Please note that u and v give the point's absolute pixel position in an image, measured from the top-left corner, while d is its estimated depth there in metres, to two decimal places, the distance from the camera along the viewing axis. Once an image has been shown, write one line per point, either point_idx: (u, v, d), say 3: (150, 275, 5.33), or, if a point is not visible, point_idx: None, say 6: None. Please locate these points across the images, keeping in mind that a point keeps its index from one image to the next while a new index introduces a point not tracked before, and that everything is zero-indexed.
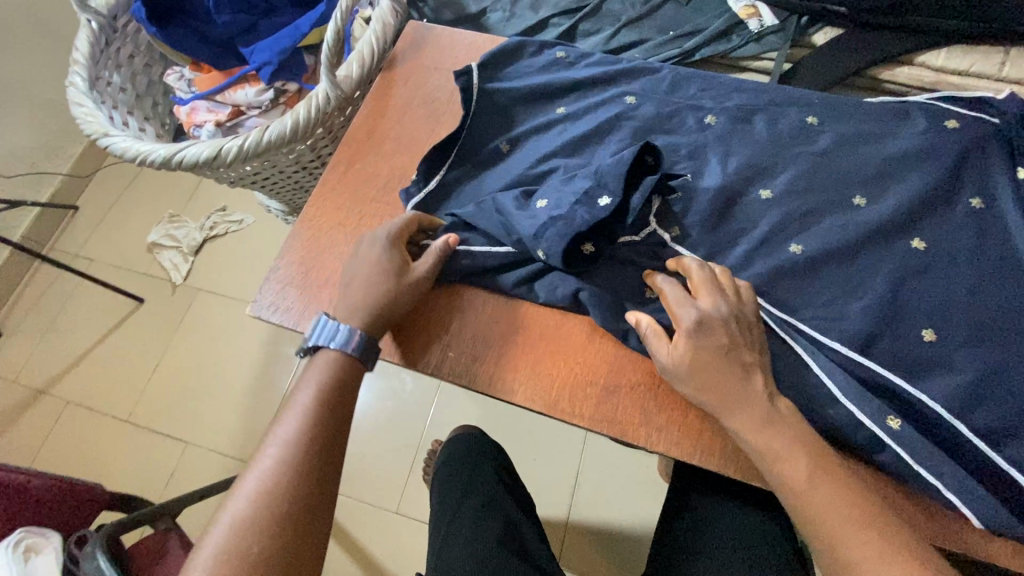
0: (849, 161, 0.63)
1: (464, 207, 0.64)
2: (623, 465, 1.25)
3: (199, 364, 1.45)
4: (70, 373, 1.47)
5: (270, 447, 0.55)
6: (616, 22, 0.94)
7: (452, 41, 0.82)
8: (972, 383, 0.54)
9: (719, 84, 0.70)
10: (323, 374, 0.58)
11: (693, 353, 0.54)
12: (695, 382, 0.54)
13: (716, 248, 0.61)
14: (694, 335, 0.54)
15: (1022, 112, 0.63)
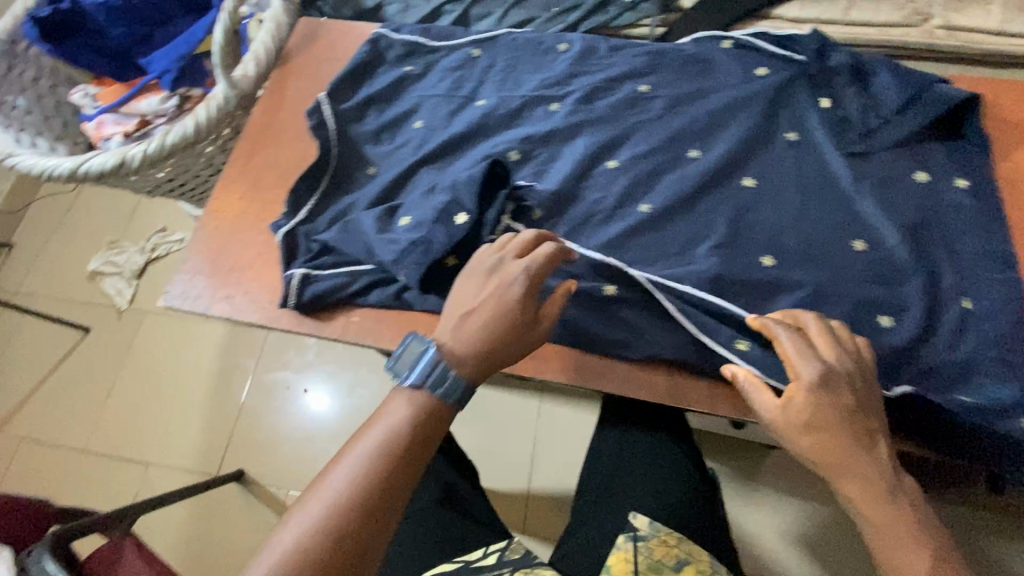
0: (681, 120, 0.72)
1: (328, 230, 0.68)
2: (575, 431, 1.30)
3: (153, 383, 1.45)
4: (22, 409, 1.46)
5: (313, 492, 0.50)
6: (504, 4, 1.00)
7: (343, 32, 0.85)
8: (809, 294, 0.61)
9: (575, 62, 0.78)
10: (362, 459, 0.52)
11: (805, 412, 0.53)
12: (807, 442, 0.53)
13: (578, 214, 0.69)
14: (814, 394, 0.52)
15: (818, 48, 0.72)
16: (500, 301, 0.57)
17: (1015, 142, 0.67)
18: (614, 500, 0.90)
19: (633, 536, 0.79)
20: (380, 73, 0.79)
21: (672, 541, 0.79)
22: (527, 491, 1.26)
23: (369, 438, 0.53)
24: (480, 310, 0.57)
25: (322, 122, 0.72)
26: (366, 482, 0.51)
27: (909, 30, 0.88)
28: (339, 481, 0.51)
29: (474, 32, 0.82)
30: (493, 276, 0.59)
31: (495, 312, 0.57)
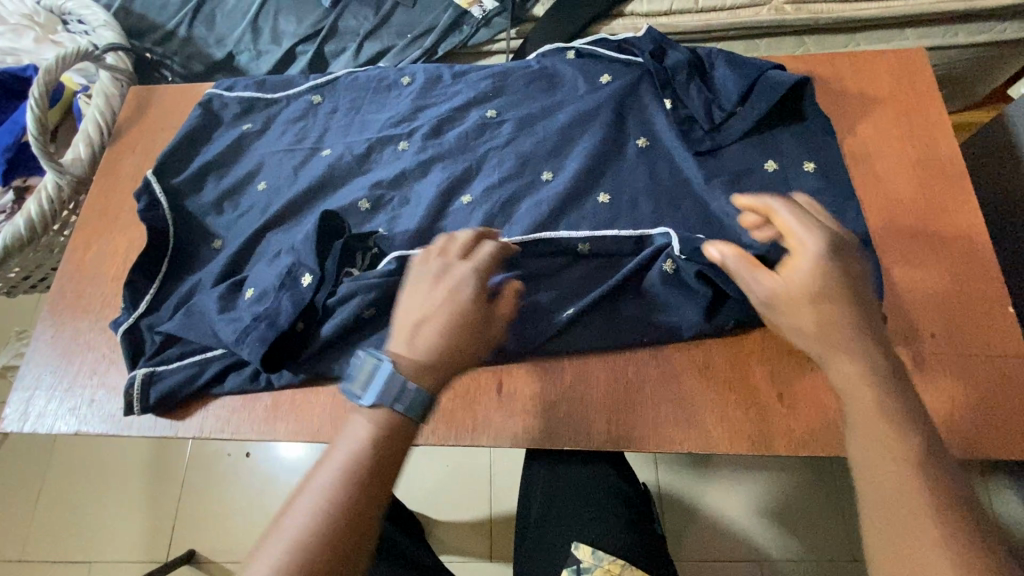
0: (531, 142, 0.70)
1: (172, 319, 0.63)
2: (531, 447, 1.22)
3: (79, 475, 1.23)
4: None
5: (282, 524, 0.42)
6: (356, 37, 0.94)
7: (175, 98, 0.80)
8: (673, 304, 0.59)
9: (421, 95, 0.75)
10: (290, 557, 0.40)
11: (811, 284, 0.45)
12: (814, 321, 0.45)
13: None
14: (821, 263, 0.45)
15: (654, 47, 0.70)
16: (449, 306, 0.49)
17: (861, 115, 0.67)
18: (550, 533, 0.84)
19: (576, 569, 0.78)
20: (218, 135, 0.75)
21: (615, 570, 0.77)
22: (489, 517, 1.16)
23: (295, 526, 0.41)
24: (433, 317, 0.48)
25: (152, 203, 0.68)
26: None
27: (760, 9, 0.87)
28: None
29: (312, 78, 0.77)
30: (443, 276, 0.51)
31: (452, 316, 0.48)
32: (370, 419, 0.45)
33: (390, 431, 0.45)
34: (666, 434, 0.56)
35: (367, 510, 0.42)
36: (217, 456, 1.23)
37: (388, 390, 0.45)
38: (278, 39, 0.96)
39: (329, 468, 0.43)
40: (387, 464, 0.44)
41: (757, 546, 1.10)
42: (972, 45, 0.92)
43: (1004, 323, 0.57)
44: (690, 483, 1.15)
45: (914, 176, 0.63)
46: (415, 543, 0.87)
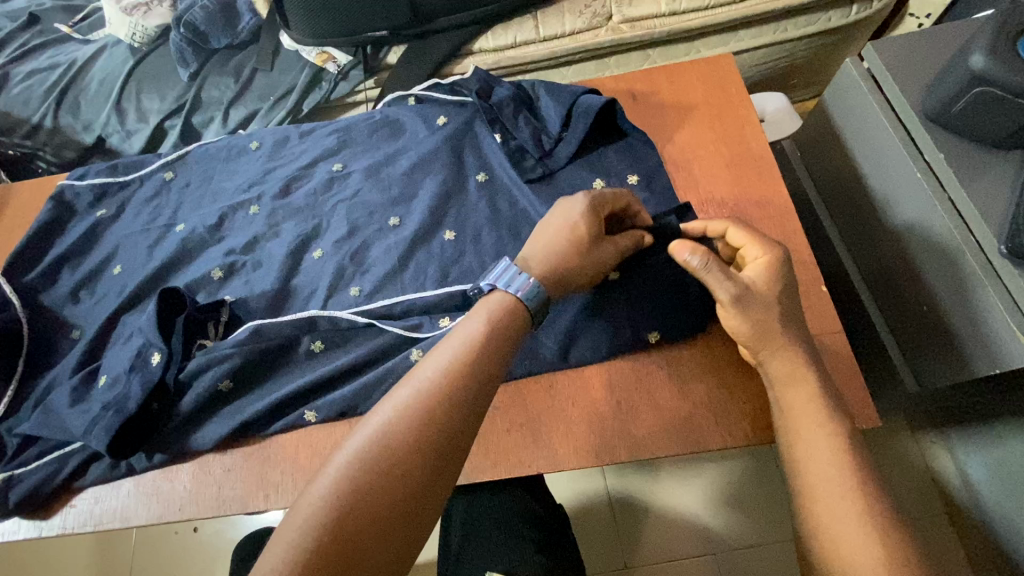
0: (378, 190, 0.73)
1: (29, 419, 0.62)
2: None
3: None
4: None
5: (425, 368, 0.45)
6: (221, 105, 0.96)
7: (29, 192, 0.80)
8: None
9: (272, 157, 0.77)
10: (431, 393, 0.43)
11: (763, 286, 0.51)
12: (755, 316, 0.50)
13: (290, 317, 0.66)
14: (768, 268, 0.51)
15: (480, 85, 0.74)
16: (568, 237, 0.54)
17: (677, 124, 0.71)
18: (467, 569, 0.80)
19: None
20: (74, 225, 0.75)
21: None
22: None
23: (418, 380, 0.44)
24: (545, 240, 0.54)
25: (3, 304, 0.68)
26: (432, 418, 0.42)
27: (596, 32, 0.92)
28: (389, 423, 0.42)
29: (164, 155, 0.79)
30: (562, 206, 0.56)
31: (557, 248, 0.53)
32: (486, 307, 0.49)
33: (502, 316, 0.49)
34: (510, 452, 0.58)
35: (487, 379, 0.45)
36: (166, 533, 1.12)
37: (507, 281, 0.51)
38: (145, 117, 0.97)
39: (452, 341, 0.47)
40: (501, 344, 0.47)
41: (713, 535, 1.03)
42: (807, 35, 0.97)
43: (818, 302, 0.61)
44: (636, 480, 1.09)
45: (729, 177, 0.67)
46: None
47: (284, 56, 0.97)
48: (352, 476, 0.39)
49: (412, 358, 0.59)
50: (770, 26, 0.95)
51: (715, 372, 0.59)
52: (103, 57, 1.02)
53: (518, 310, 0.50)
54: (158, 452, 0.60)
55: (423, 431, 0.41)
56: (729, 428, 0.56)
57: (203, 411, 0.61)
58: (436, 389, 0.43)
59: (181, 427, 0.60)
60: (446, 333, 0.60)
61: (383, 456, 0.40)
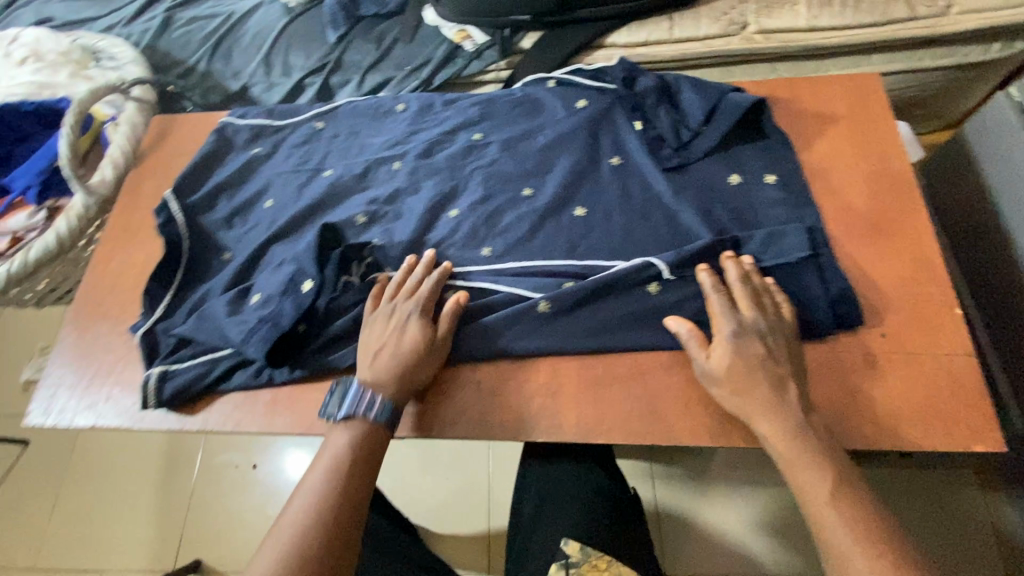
0: (514, 160, 0.75)
1: (185, 322, 0.68)
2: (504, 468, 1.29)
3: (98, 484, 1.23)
4: None
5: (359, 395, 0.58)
6: (359, 70, 1.03)
7: (192, 125, 0.88)
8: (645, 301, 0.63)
9: (415, 120, 0.81)
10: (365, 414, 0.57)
11: (727, 365, 0.56)
12: (733, 395, 0.56)
13: None
14: (733, 345, 0.56)
15: (625, 74, 0.77)
16: (400, 343, 0.61)
17: (817, 134, 0.72)
18: (541, 531, 0.83)
19: (565, 564, 0.77)
20: (230, 158, 0.82)
21: (603, 565, 0.77)
22: (487, 531, 1.23)
23: (292, 520, 0.51)
24: (388, 345, 0.61)
25: (170, 219, 0.74)
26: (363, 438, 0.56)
27: (730, 39, 0.94)
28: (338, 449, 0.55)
29: (317, 106, 0.85)
30: (392, 317, 0.63)
31: (399, 354, 0.60)
32: (342, 433, 0.57)
33: (359, 438, 0.56)
34: (624, 423, 0.60)
35: (354, 494, 0.53)
36: None
37: (359, 402, 0.57)
38: (289, 72, 1.05)
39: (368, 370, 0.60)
40: (363, 459, 0.55)
41: (756, 563, 1.03)
42: (943, 67, 0.96)
43: (954, 326, 0.60)
44: (684, 498, 1.09)
45: (867, 191, 0.68)
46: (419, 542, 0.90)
47: (425, 31, 1.03)
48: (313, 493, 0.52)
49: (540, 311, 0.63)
50: (905, 53, 0.95)
51: (841, 375, 0.59)
52: (258, 13, 1.10)
53: (366, 422, 0.57)
54: (298, 369, 0.65)
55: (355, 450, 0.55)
56: (849, 433, 0.57)
57: (343, 336, 0.66)
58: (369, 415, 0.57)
59: (322, 349, 0.66)
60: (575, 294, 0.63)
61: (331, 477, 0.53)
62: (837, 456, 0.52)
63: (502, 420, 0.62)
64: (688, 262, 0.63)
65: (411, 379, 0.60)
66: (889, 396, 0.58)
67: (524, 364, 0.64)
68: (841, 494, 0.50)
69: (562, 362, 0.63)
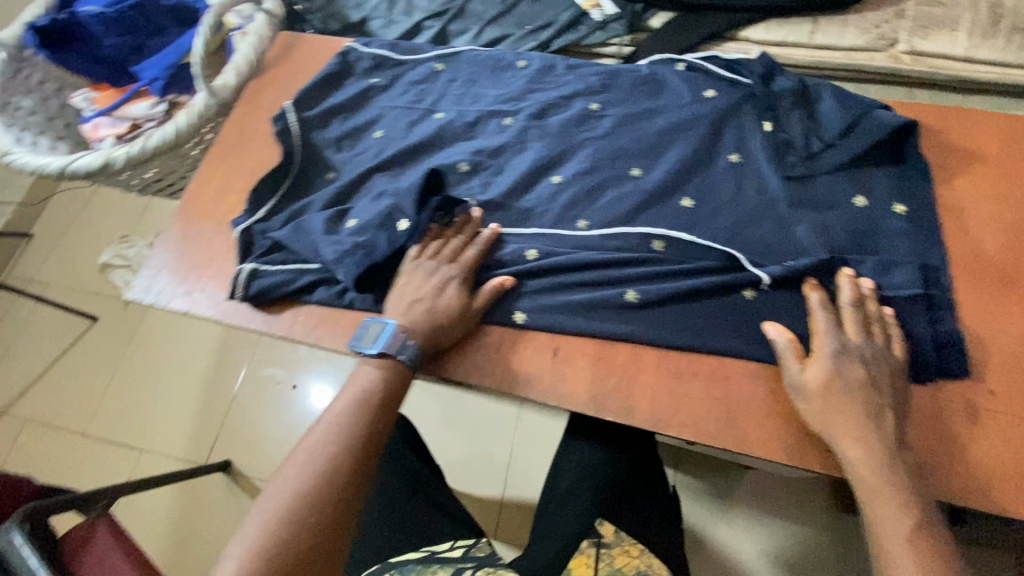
0: (630, 137, 0.73)
1: (282, 229, 0.71)
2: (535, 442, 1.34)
3: (162, 368, 1.62)
4: (50, 387, 1.65)
5: (357, 377, 0.60)
6: (479, 21, 1.02)
7: (315, 46, 0.91)
8: (738, 308, 0.61)
9: (537, 78, 0.79)
10: (368, 393, 0.58)
11: (820, 382, 0.54)
12: (819, 405, 0.54)
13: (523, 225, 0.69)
14: (833, 364, 0.54)
15: (764, 72, 0.73)
16: (434, 299, 0.62)
17: (957, 173, 0.67)
18: (574, 510, 0.83)
19: (597, 543, 0.81)
20: (348, 85, 0.83)
21: (633, 551, 0.80)
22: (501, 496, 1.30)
23: (313, 448, 0.54)
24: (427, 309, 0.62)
25: (285, 130, 0.76)
26: (365, 414, 0.57)
27: (873, 55, 0.88)
28: (340, 427, 0.56)
29: (438, 47, 0.84)
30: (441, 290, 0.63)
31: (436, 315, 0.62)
32: (369, 370, 0.60)
33: (383, 373, 0.59)
34: (690, 413, 0.58)
35: (369, 434, 0.56)
36: (268, 381, 1.55)
37: (392, 343, 0.60)
38: (409, 12, 1.05)
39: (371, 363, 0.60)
40: (385, 400, 0.58)
41: None
42: None
43: None
44: (701, 512, 1.07)
45: (1003, 242, 0.63)
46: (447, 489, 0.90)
47: None
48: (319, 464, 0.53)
49: (627, 297, 0.63)
50: None
51: (937, 422, 0.56)
52: None
53: (394, 362, 0.59)
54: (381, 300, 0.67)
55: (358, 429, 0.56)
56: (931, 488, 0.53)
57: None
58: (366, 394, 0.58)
59: None
60: (666, 286, 0.62)
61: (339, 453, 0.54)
62: (930, 503, 0.49)
63: (571, 389, 0.62)
64: (793, 278, 0.60)
65: (438, 336, 0.62)
66: (986, 460, 0.54)
67: (596, 341, 0.63)
68: (916, 547, 0.47)
69: (634, 350, 0.62)
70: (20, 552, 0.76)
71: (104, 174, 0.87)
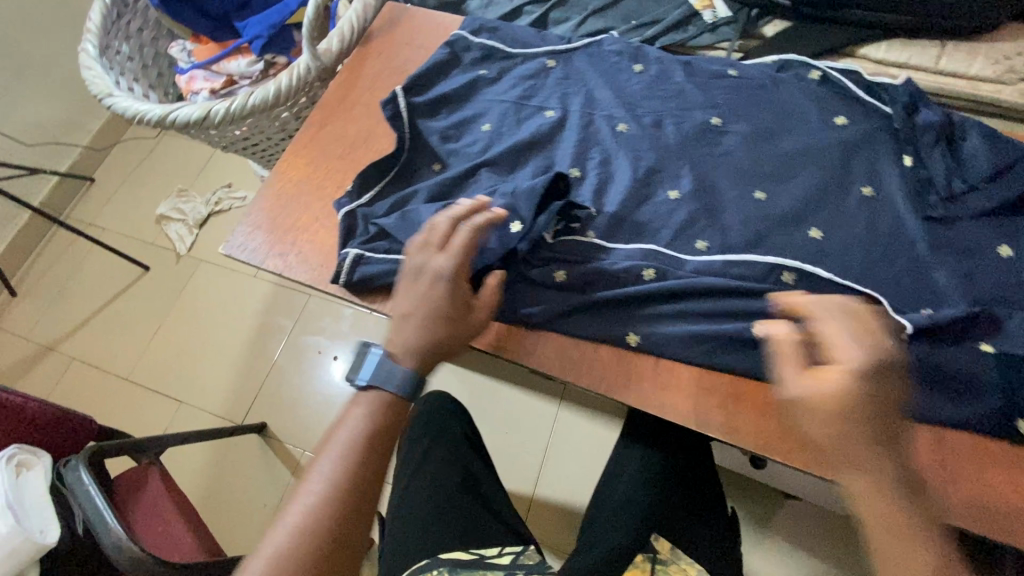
0: (755, 156, 0.70)
1: (388, 216, 0.69)
2: (573, 443, 1.40)
3: (209, 322, 1.63)
4: (96, 329, 1.67)
5: (351, 413, 0.58)
6: (584, 11, 1.00)
7: (424, 22, 0.89)
8: None
9: (657, 83, 0.76)
10: (362, 433, 0.56)
11: (831, 392, 0.46)
12: (806, 439, 0.49)
13: (636, 235, 0.67)
14: (857, 375, 0.45)
15: (910, 100, 0.69)
16: (414, 295, 0.60)
17: None
18: (626, 517, 0.83)
19: (651, 557, 0.79)
20: (456, 74, 0.81)
21: (688, 571, 0.78)
22: (533, 493, 1.37)
23: (310, 492, 0.53)
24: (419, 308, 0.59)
25: (396, 114, 0.75)
26: (362, 456, 0.55)
27: (1002, 87, 0.84)
28: (336, 469, 0.54)
29: (553, 43, 0.82)
30: (422, 275, 0.60)
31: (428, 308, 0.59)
32: (359, 406, 0.57)
33: (377, 407, 0.57)
34: (810, 459, 0.56)
35: (366, 475, 0.55)
36: (310, 351, 1.54)
37: (378, 374, 0.58)
38: None
39: (367, 398, 0.58)
40: (380, 439, 0.56)
41: None
42: None
43: None
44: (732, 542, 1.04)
45: None
46: (497, 487, 0.93)
47: None
48: (311, 510, 0.52)
49: (755, 332, 0.59)
50: None
51: None
52: None
53: (392, 397, 0.58)
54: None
55: (353, 470, 0.54)
56: None
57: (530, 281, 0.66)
58: (360, 435, 0.56)
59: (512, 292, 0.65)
60: None
61: (336, 499, 0.53)
62: None
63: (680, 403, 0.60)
64: (936, 330, 0.57)
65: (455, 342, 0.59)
66: None
67: (712, 372, 0.60)
68: None
69: (753, 386, 0.59)
70: (87, 490, 0.77)
71: (201, 126, 0.87)
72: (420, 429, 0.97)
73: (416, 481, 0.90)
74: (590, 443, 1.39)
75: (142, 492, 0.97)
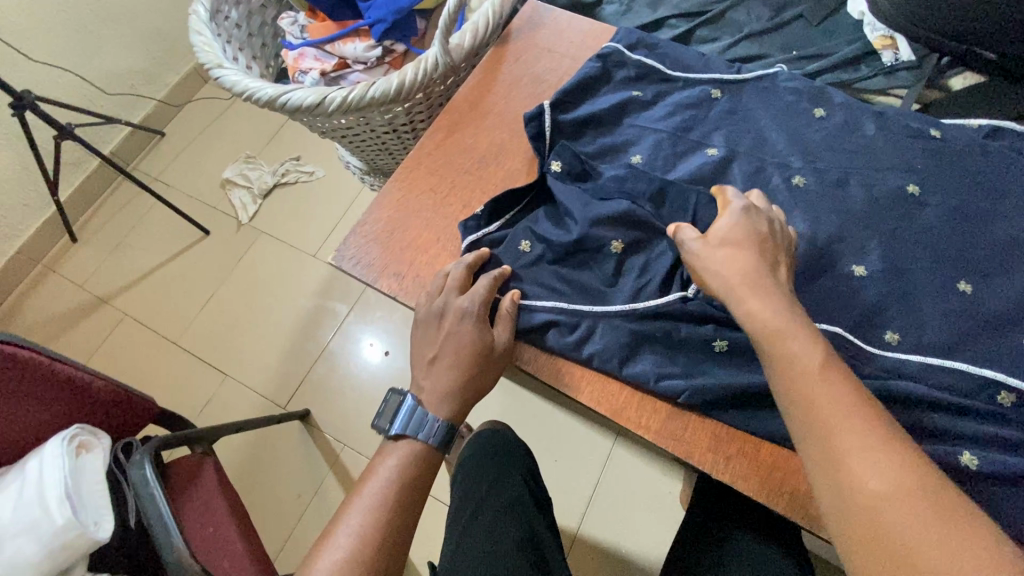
0: (960, 239, 0.60)
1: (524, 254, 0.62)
2: (630, 483, 1.22)
3: (261, 297, 1.55)
4: (144, 287, 1.60)
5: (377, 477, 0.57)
6: (737, 33, 0.90)
7: (568, 26, 0.80)
8: None
9: (843, 134, 0.66)
10: (406, 463, 0.57)
11: (723, 235, 0.52)
12: (725, 271, 0.50)
13: (814, 314, 0.58)
14: (736, 215, 0.53)
15: None
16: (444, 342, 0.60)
17: None
18: None
19: None
20: (605, 93, 0.72)
21: None
22: (575, 531, 1.19)
23: (354, 529, 0.53)
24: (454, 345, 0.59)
25: (539, 134, 0.68)
26: (403, 501, 0.56)
27: None
28: (373, 523, 0.54)
29: (719, 70, 0.72)
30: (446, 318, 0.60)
31: (458, 353, 0.59)
32: (395, 452, 0.58)
33: (413, 457, 0.58)
34: None
35: (418, 486, 0.57)
36: (363, 345, 1.46)
37: (410, 421, 0.58)
38: (655, 6, 0.94)
39: (403, 443, 0.58)
40: (416, 484, 0.57)
41: None
42: None
43: None
44: None
45: None
46: (558, 550, 0.82)
47: (834, 23, 0.88)
48: (370, 515, 0.54)
49: (962, 462, 0.50)
50: None
51: None
52: None
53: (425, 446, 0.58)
54: (631, 361, 0.58)
55: (396, 515, 0.55)
56: None
57: (660, 342, 0.58)
58: (399, 478, 0.56)
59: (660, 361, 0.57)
60: (1010, 459, 0.50)
61: (391, 501, 0.55)
62: None
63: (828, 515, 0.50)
64: None
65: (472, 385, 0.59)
66: None
67: None
68: None
69: None
70: (150, 493, 0.71)
71: (311, 113, 0.80)
72: (483, 466, 0.90)
73: (470, 527, 0.80)
74: (648, 485, 1.21)
75: (195, 487, 0.91)
